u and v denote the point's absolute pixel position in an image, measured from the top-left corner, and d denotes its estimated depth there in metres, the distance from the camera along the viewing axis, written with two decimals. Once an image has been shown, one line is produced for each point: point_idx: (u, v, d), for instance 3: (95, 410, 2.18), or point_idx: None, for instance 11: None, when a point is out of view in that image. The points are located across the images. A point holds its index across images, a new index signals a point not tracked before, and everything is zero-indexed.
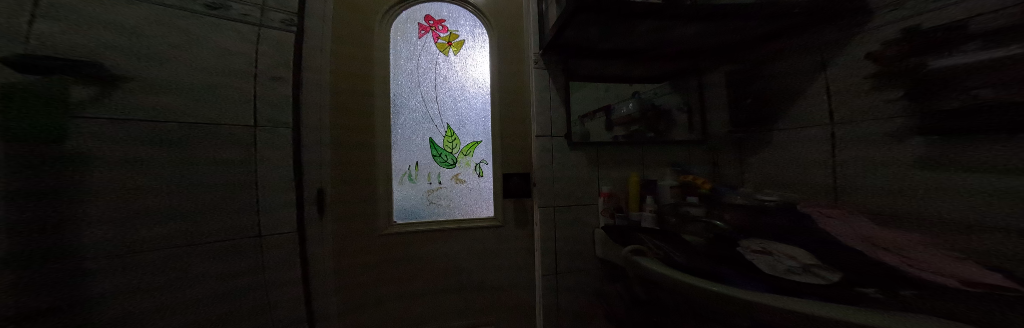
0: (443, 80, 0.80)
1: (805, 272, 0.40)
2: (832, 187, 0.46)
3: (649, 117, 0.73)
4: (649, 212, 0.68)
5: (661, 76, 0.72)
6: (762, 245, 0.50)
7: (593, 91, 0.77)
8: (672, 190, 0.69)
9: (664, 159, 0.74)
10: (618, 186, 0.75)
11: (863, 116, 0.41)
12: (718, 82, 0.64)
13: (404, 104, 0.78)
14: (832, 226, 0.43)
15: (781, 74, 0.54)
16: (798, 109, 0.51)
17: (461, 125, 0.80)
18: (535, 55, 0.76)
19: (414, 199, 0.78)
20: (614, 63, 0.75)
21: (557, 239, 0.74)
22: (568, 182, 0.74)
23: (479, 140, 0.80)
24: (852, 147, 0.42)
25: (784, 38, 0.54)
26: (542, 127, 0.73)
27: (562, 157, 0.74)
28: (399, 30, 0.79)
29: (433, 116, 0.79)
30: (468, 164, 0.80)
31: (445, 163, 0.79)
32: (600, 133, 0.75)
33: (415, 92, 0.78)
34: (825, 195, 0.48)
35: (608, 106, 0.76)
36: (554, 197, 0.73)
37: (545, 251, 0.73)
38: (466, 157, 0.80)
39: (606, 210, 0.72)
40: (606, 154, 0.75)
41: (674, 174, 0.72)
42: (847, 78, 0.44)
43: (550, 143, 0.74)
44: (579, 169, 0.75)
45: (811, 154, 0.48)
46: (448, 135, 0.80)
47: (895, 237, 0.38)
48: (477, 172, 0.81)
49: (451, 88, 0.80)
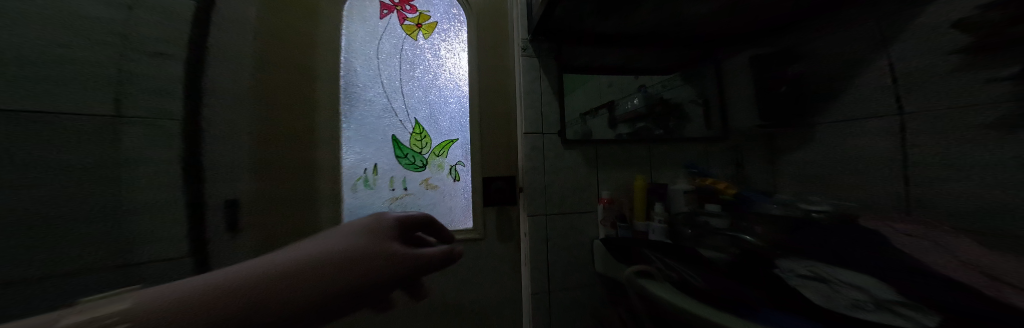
0: (411, 68, 0.67)
1: (879, 309, 0.31)
2: (906, 197, 0.32)
3: (657, 112, 0.65)
4: (659, 224, 0.58)
5: (672, 67, 0.62)
6: (811, 267, 0.39)
7: (596, 85, 0.71)
8: (687, 197, 0.58)
9: (674, 160, 0.63)
10: (622, 190, 0.65)
11: (961, 100, 0.28)
12: (739, 69, 0.54)
13: (359, 94, 0.61)
14: (921, 249, 0.30)
15: (828, 55, 0.41)
16: (854, 97, 0.38)
17: (432, 119, 0.68)
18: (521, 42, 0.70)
19: (373, 209, 0.60)
20: (617, 51, 0.70)
21: (550, 250, 0.65)
22: (564, 187, 0.67)
23: (456, 139, 0.68)
24: (932, 142, 0.30)
25: (833, 14, 0.41)
26: (530, 124, 0.68)
27: (556, 156, 0.68)
28: (354, 8, 0.64)
29: (393, 108, 0.64)
30: (440, 167, 0.67)
31: (415, 166, 0.65)
32: (600, 130, 0.70)
33: (375, 78, 0.63)
34: (896, 207, 0.33)
35: (611, 102, 0.71)
36: (547, 203, 0.66)
37: (535, 264, 0.65)
38: (437, 158, 0.67)
39: (604, 218, 0.64)
40: (606, 152, 0.69)
41: (687, 176, 0.61)
42: (928, 56, 0.31)
43: (542, 141, 0.68)
44: (576, 170, 0.68)
45: (870, 145, 0.35)
46: (417, 132, 0.66)
47: (1002, 264, 0.24)
48: (453, 175, 0.68)
49: (422, 76, 0.68)
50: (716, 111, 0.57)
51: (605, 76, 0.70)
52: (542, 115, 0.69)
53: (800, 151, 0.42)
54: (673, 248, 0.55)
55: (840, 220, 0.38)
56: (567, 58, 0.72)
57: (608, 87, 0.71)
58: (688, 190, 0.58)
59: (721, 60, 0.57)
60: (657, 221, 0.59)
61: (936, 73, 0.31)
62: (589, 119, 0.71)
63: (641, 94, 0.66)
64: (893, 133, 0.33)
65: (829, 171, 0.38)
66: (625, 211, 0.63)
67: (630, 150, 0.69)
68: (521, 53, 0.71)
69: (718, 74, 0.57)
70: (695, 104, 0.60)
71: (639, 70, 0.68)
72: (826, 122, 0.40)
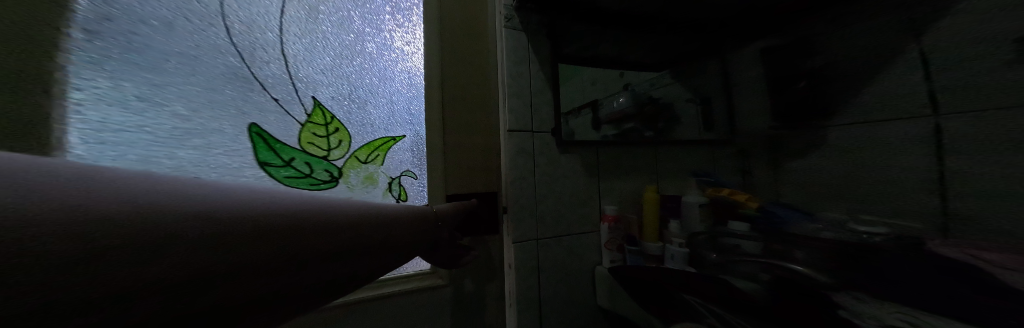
0: (313, 20, 0.50)
1: None
2: (948, 214, 0.28)
3: (646, 113, 0.58)
4: (678, 247, 0.49)
5: (662, 63, 0.57)
6: (907, 314, 0.26)
7: (580, 79, 0.59)
8: (700, 212, 0.50)
9: (677, 169, 0.57)
10: (627, 204, 0.58)
11: (1006, 99, 0.25)
12: (747, 63, 0.47)
13: (156, 39, 0.38)
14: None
15: (846, 43, 0.36)
16: (881, 90, 0.33)
17: (341, 98, 0.52)
18: (504, 11, 0.56)
19: None
20: (607, 40, 0.58)
21: (544, 284, 0.53)
22: (559, 203, 0.56)
23: (393, 139, 0.56)
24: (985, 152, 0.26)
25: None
26: (515, 120, 0.54)
27: (548, 165, 0.56)
28: None
29: (247, 77, 0.44)
30: (371, 181, 0.53)
31: (311, 182, 0.48)
32: (586, 132, 0.59)
33: (185, 44, 0.40)
34: (936, 223, 0.29)
35: (595, 100, 0.59)
36: (538, 227, 0.54)
37: (527, 305, 0.51)
38: (365, 168, 0.53)
39: (611, 240, 0.56)
40: (607, 161, 0.59)
41: (699, 186, 0.53)
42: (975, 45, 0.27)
43: (532, 143, 0.55)
44: (575, 182, 0.57)
45: (914, 155, 0.30)
46: (320, 126, 0.50)
47: None
48: (394, 192, 0.55)
49: (337, 42, 0.52)
50: (716, 112, 0.52)
51: (591, 69, 0.59)
52: (530, 111, 0.56)
53: (813, 157, 0.38)
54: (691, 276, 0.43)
55: (904, 243, 0.31)
56: (557, 42, 0.58)
57: (592, 85, 0.59)
58: (703, 203, 0.50)
59: (726, 53, 0.51)
60: (674, 243, 0.50)
61: (992, 68, 0.26)
62: (569, 118, 0.58)
63: (628, 92, 0.58)
64: (926, 138, 0.29)
65: (845, 181, 0.35)
66: (633, 231, 0.56)
67: (633, 155, 0.59)
68: (502, 26, 0.55)
69: (722, 72, 0.51)
70: (692, 105, 0.54)
71: (629, 64, 0.59)
72: (836, 124, 0.36)
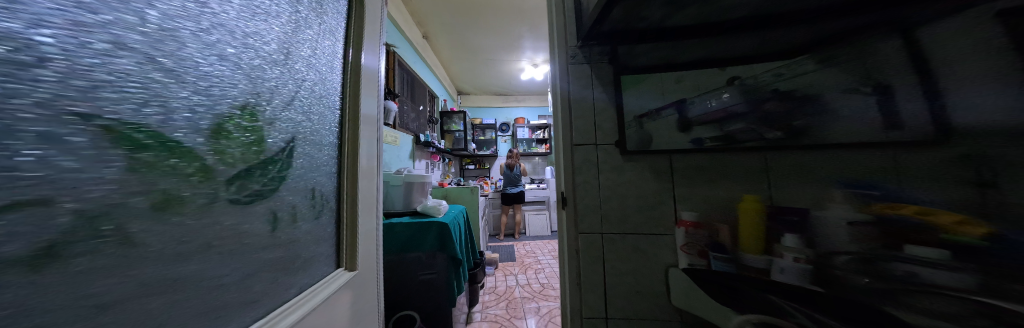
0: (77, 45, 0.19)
1: None
2: None
3: (764, 108, 0.48)
4: (796, 264, 0.44)
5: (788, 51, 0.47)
6: None
7: (659, 82, 0.61)
8: (852, 230, 0.39)
9: (822, 179, 0.43)
10: (705, 213, 0.55)
11: None
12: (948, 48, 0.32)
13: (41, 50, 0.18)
14: None
15: None
16: None
17: None
18: (571, 51, 0.70)
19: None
20: (693, 38, 0.57)
21: (616, 271, 0.62)
22: (626, 201, 0.62)
23: None
24: None
25: None
26: (581, 134, 0.66)
27: (613, 167, 0.63)
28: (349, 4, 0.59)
29: None
30: None
31: None
32: (667, 138, 0.59)
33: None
34: None
35: (683, 100, 0.58)
36: (602, 223, 0.63)
37: (596, 288, 0.63)
38: None
39: (690, 244, 0.56)
40: (686, 167, 0.57)
41: (848, 203, 0.40)
42: None
43: (597, 153, 0.65)
44: (643, 185, 0.61)
45: None
46: None
47: None
48: None
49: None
50: (902, 99, 0.35)
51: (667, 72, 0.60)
52: (596, 125, 0.66)
53: None
54: (823, 299, 0.41)
55: None
56: (625, 58, 0.65)
57: (675, 83, 0.60)
58: (853, 220, 0.39)
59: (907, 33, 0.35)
60: (790, 261, 0.44)
61: None
62: (646, 122, 0.61)
63: (734, 87, 0.53)
64: None
65: None
66: (726, 242, 0.52)
67: (724, 160, 0.53)
68: (571, 61, 0.70)
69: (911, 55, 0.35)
70: (861, 95, 0.39)
71: (729, 58, 0.54)
72: None
